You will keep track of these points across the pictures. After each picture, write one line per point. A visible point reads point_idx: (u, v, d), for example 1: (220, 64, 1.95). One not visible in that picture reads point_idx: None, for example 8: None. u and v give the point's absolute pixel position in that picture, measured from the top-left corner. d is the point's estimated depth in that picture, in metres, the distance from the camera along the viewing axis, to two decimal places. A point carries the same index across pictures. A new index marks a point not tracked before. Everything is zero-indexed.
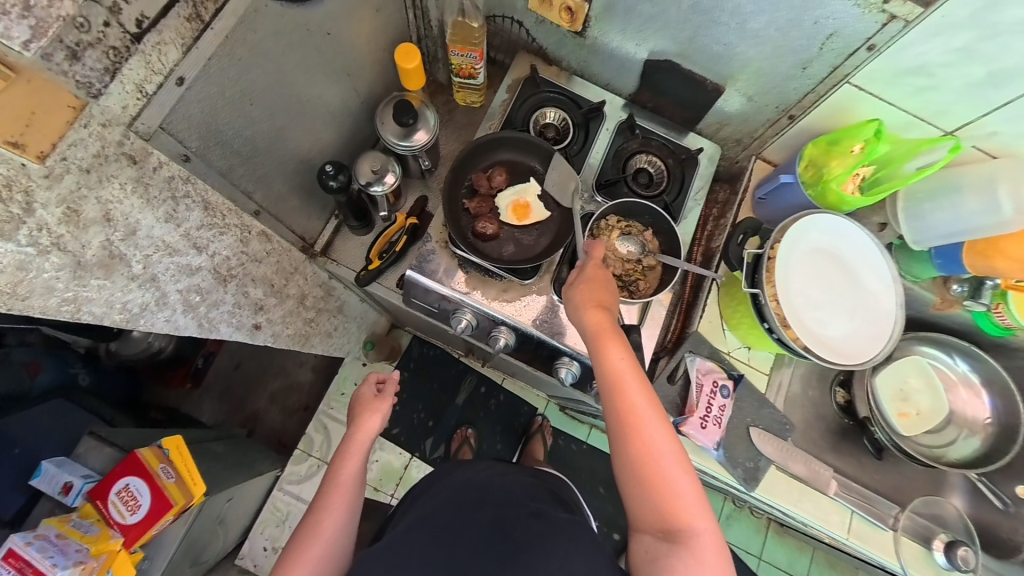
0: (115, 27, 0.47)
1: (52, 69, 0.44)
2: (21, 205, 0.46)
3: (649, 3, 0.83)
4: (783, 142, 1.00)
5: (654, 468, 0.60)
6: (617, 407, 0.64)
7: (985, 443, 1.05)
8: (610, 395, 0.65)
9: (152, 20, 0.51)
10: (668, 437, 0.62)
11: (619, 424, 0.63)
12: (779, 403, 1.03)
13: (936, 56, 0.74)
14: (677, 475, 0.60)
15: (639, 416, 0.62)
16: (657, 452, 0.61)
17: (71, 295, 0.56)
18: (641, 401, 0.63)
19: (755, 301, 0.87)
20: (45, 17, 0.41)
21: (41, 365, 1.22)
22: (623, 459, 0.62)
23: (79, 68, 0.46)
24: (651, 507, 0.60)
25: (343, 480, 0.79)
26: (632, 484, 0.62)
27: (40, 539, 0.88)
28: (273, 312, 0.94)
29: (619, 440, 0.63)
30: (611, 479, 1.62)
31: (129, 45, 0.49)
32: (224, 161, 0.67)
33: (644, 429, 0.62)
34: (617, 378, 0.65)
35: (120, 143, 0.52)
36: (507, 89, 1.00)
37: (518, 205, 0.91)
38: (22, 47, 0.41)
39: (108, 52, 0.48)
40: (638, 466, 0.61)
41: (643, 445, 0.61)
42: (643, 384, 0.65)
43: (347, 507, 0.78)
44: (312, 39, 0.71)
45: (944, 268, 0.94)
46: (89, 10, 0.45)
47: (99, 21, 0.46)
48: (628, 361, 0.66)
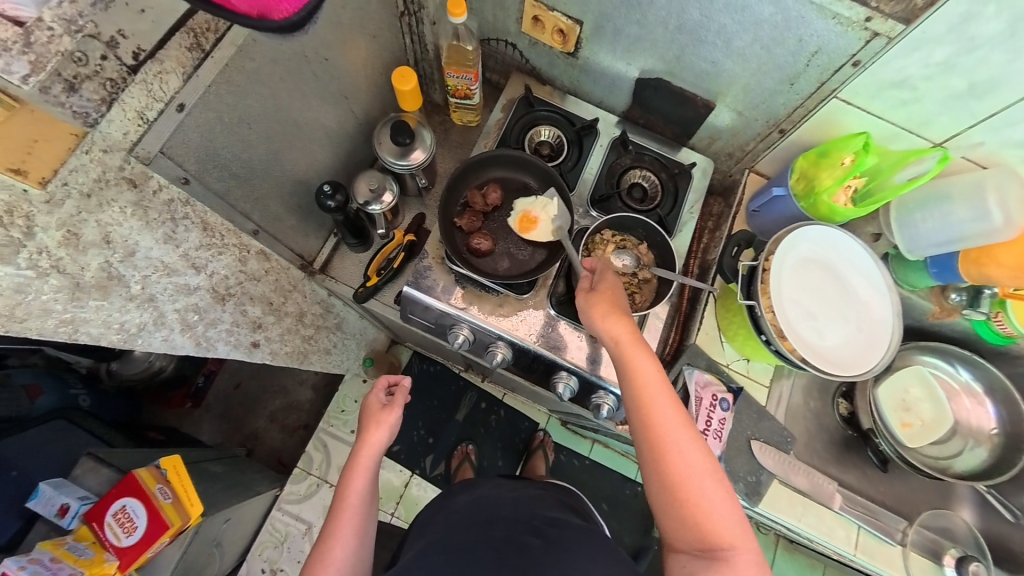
0: (112, 60, 0.50)
1: (48, 101, 0.46)
2: (21, 229, 0.48)
3: (636, 24, 0.85)
4: (774, 155, 1.01)
5: (688, 483, 0.60)
6: (646, 422, 0.63)
7: (991, 454, 1.03)
8: (639, 409, 0.64)
9: (149, 53, 0.53)
10: (700, 450, 0.62)
11: (649, 438, 0.63)
12: (781, 416, 1.02)
13: (917, 70, 0.75)
14: (711, 488, 0.60)
15: (669, 430, 0.62)
16: (691, 467, 0.61)
17: (69, 316, 0.57)
18: (669, 414, 0.63)
19: (751, 312, 0.88)
20: (44, 53, 0.42)
21: (41, 389, 1.23)
22: (655, 475, 0.62)
23: (76, 100, 0.48)
24: (687, 523, 0.59)
25: (349, 503, 0.78)
26: (666, 501, 0.61)
27: (33, 564, 0.86)
28: (270, 329, 0.94)
29: (650, 456, 0.63)
30: (615, 495, 1.60)
31: (126, 77, 0.51)
32: (222, 184, 0.69)
33: (676, 443, 0.62)
34: (644, 392, 0.65)
35: (120, 168, 0.54)
36: (501, 109, 1.02)
37: (526, 217, 0.92)
38: (21, 80, 0.42)
39: (105, 84, 0.50)
40: (671, 481, 0.61)
41: (675, 459, 0.61)
42: (670, 397, 0.64)
43: (356, 531, 0.77)
44: (309, 65, 0.73)
45: (939, 277, 0.95)
46: (88, 45, 0.47)
47: (97, 55, 0.48)
48: (653, 374, 0.66)
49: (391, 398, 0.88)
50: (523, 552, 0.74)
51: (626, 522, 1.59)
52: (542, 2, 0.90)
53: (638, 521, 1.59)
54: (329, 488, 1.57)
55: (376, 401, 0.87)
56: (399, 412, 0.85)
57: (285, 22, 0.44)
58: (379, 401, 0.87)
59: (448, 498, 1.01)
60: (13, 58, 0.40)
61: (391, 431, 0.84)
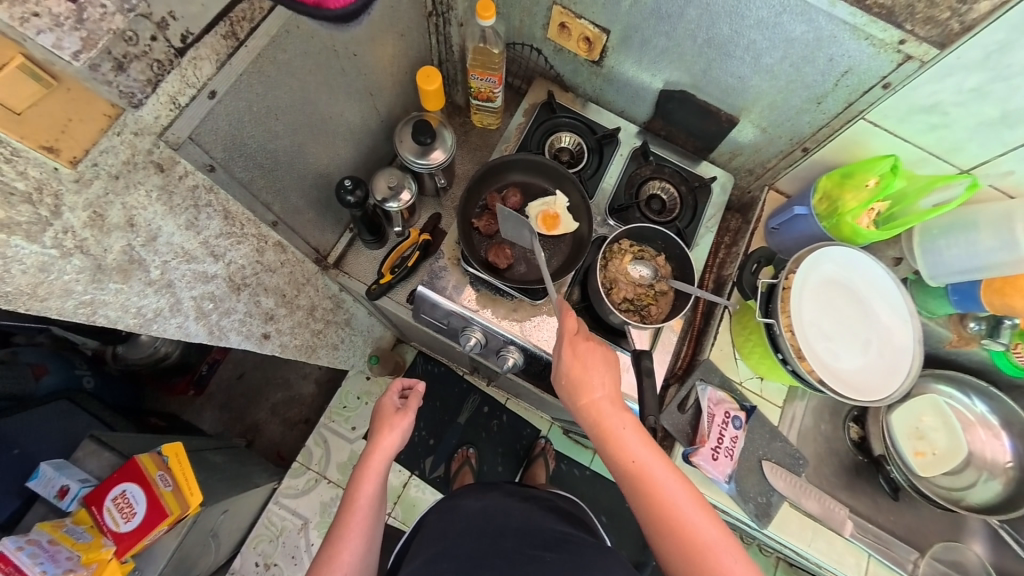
0: (161, 41, 0.49)
1: (96, 79, 0.45)
2: (49, 208, 0.48)
3: (664, 36, 0.85)
4: (796, 173, 1.00)
5: (706, 561, 0.58)
6: (651, 505, 0.61)
7: (1006, 488, 1.01)
8: (641, 492, 0.62)
9: (195, 37, 0.52)
10: (709, 521, 0.60)
11: (656, 522, 0.60)
12: (792, 437, 1.01)
13: (949, 95, 0.74)
14: (730, 559, 0.58)
15: (677, 508, 0.60)
16: (706, 541, 0.58)
17: (89, 297, 0.58)
18: (675, 488, 0.61)
19: (769, 331, 0.87)
20: (96, 30, 0.42)
21: (47, 368, 1.23)
22: (671, 556, 0.60)
23: (123, 78, 0.47)
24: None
25: (359, 505, 0.77)
26: None
27: (32, 545, 0.86)
28: (282, 322, 0.96)
29: (661, 538, 0.60)
30: (614, 507, 1.58)
31: (172, 59, 0.51)
32: (247, 173, 0.69)
33: (683, 520, 0.59)
34: (638, 472, 0.62)
35: (149, 152, 0.54)
36: (523, 114, 1.02)
37: (546, 216, 0.91)
38: (72, 57, 0.42)
39: (151, 64, 0.49)
40: (689, 561, 0.58)
41: (687, 537, 0.59)
42: (667, 469, 0.62)
43: (364, 535, 0.76)
44: (338, 60, 0.73)
45: (960, 304, 0.93)
46: (139, 25, 0.46)
47: (147, 36, 0.47)
48: (643, 449, 0.63)
49: (405, 401, 0.88)
50: (534, 562, 0.75)
51: (625, 536, 1.56)
52: (569, 9, 0.90)
53: (636, 535, 1.57)
54: (327, 484, 1.56)
55: (390, 404, 0.88)
56: (411, 416, 0.86)
57: (340, 12, 0.45)
58: (393, 403, 0.88)
59: (452, 503, 1.00)
60: (65, 33, 0.40)
61: (402, 436, 0.85)
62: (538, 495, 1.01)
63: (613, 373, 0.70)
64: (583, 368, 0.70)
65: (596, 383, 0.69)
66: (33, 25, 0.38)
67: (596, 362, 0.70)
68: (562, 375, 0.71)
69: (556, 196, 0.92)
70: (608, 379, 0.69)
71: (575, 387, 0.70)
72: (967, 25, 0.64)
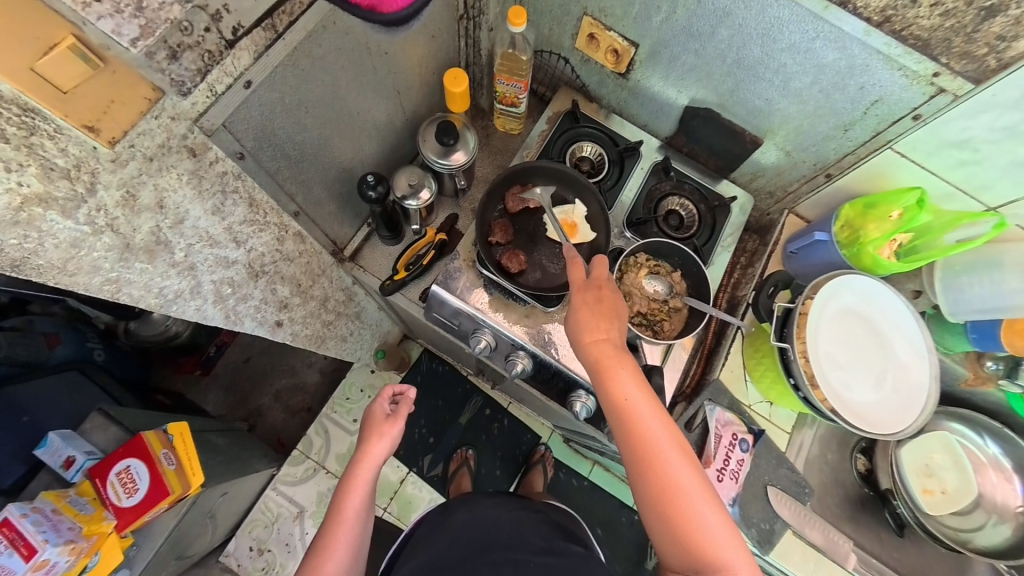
0: (213, 33, 0.50)
1: (151, 66, 0.46)
2: (86, 185, 0.50)
3: (693, 54, 0.85)
4: (817, 199, 1.00)
5: (681, 507, 0.58)
6: (634, 443, 0.61)
7: (1016, 532, 0.99)
8: (625, 427, 0.62)
9: (246, 29, 0.53)
10: (686, 465, 0.60)
11: (639, 463, 0.60)
12: (799, 465, 0.99)
13: (982, 132, 0.73)
14: (702, 505, 0.58)
15: (659, 451, 0.60)
16: (681, 487, 0.58)
17: (115, 275, 0.59)
18: (661, 435, 0.61)
19: (782, 355, 0.86)
20: (153, 19, 0.44)
21: (60, 338, 1.25)
22: (644, 498, 0.60)
23: (175, 68, 0.48)
24: (679, 541, 0.57)
25: (346, 516, 0.81)
26: (656, 523, 0.59)
27: (36, 512, 0.88)
28: (295, 311, 0.97)
29: (639, 479, 0.60)
30: (610, 521, 1.56)
31: (222, 50, 0.51)
32: (274, 162, 0.70)
33: (667, 468, 0.59)
34: (629, 416, 0.62)
35: (184, 136, 0.55)
36: (546, 121, 1.02)
37: (566, 224, 0.91)
38: (129, 44, 0.43)
39: (203, 54, 0.50)
40: (662, 503, 0.58)
41: (666, 484, 0.59)
42: (658, 415, 0.62)
43: (349, 546, 0.80)
44: (371, 58, 0.74)
45: (979, 343, 0.91)
46: (194, 16, 0.47)
47: (201, 27, 0.48)
48: (639, 395, 0.62)
49: (395, 409, 0.90)
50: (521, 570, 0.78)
51: (620, 550, 1.55)
52: (600, 21, 0.90)
53: (631, 551, 1.55)
54: (325, 474, 1.57)
55: (380, 411, 0.89)
56: (401, 424, 0.88)
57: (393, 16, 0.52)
58: (384, 410, 0.90)
59: (444, 516, 0.99)
60: (124, 20, 0.42)
61: (391, 443, 0.87)
62: (534, 505, 1.01)
63: (619, 320, 0.69)
64: (589, 311, 0.69)
65: (602, 324, 0.68)
66: (95, 11, 0.40)
67: (603, 306, 0.69)
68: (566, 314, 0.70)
69: (576, 205, 0.92)
70: (614, 324, 0.68)
71: (578, 327, 0.68)
72: (1005, 63, 0.63)
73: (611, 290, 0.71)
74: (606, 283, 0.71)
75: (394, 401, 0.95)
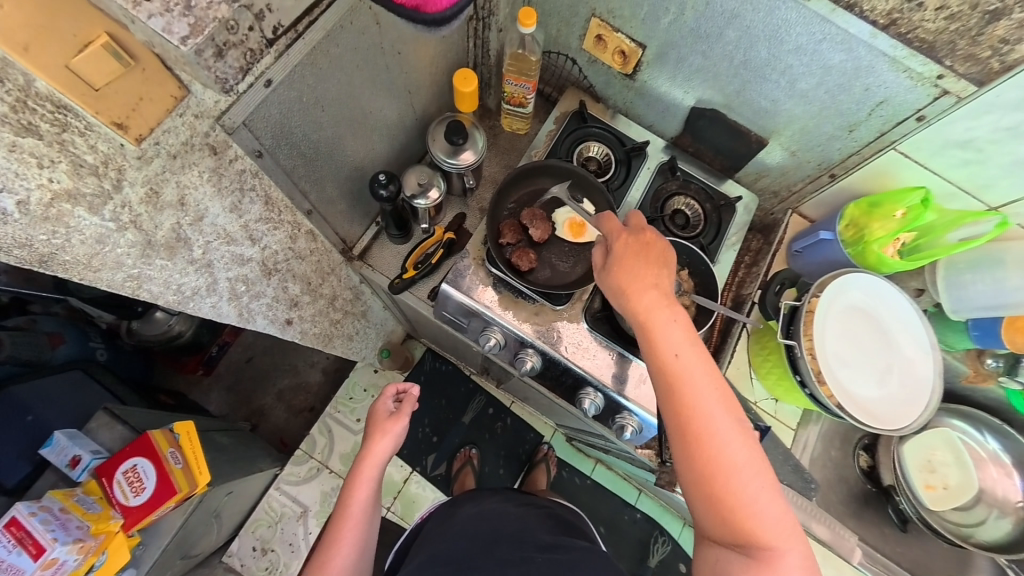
0: (257, 31, 0.51)
1: (199, 63, 0.46)
2: (112, 181, 0.50)
3: (701, 55, 0.86)
4: (821, 199, 1.01)
5: (728, 476, 0.56)
6: (681, 404, 0.59)
7: (1016, 527, 1.01)
8: (672, 384, 0.60)
9: (286, 27, 0.54)
10: (736, 429, 0.58)
11: (685, 424, 0.58)
12: (803, 461, 1.01)
13: (985, 132, 0.75)
14: (751, 475, 0.56)
15: (708, 411, 0.58)
16: (729, 454, 0.56)
17: (136, 272, 0.60)
18: (712, 395, 0.59)
19: (789, 352, 0.87)
20: (202, 17, 0.43)
21: (63, 338, 1.25)
22: (686, 459, 0.58)
23: (221, 65, 0.48)
24: (721, 509, 0.56)
25: (351, 512, 0.81)
26: (696, 487, 0.57)
27: (44, 511, 0.88)
28: (305, 309, 0.97)
29: (684, 443, 0.58)
30: (614, 518, 1.58)
31: (263, 48, 0.53)
32: (290, 161, 0.70)
33: (717, 435, 0.57)
34: (677, 376, 0.60)
35: (206, 134, 0.55)
36: (554, 121, 1.03)
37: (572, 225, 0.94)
38: (180, 42, 0.42)
39: (246, 53, 0.50)
40: (705, 466, 0.57)
41: (712, 446, 0.57)
42: (710, 376, 0.60)
43: (355, 542, 0.80)
44: (384, 58, 0.75)
45: (980, 340, 0.93)
46: (240, 15, 0.48)
47: (245, 26, 0.49)
48: (688, 354, 0.60)
49: (398, 407, 0.90)
50: (527, 564, 0.79)
51: (624, 549, 1.55)
52: (608, 22, 0.91)
53: (635, 549, 1.56)
54: (330, 473, 1.57)
55: (382, 410, 0.90)
56: (404, 421, 0.89)
57: (435, 15, 0.51)
58: (387, 409, 0.91)
59: (451, 510, 1.02)
60: (174, 19, 0.42)
61: (395, 440, 0.88)
62: (538, 502, 1.01)
63: (667, 274, 0.67)
64: (635, 263, 0.67)
65: (649, 275, 0.66)
66: (147, 10, 0.41)
67: (648, 257, 0.68)
68: (608, 265, 0.69)
69: (585, 205, 0.93)
70: (661, 277, 0.66)
71: (622, 277, 0.66)
72: (1008, 65, 0.64)
73: (656, 243, 0.69)
74: (653, 236, 0.70)
75: (396, 401, 0.96)
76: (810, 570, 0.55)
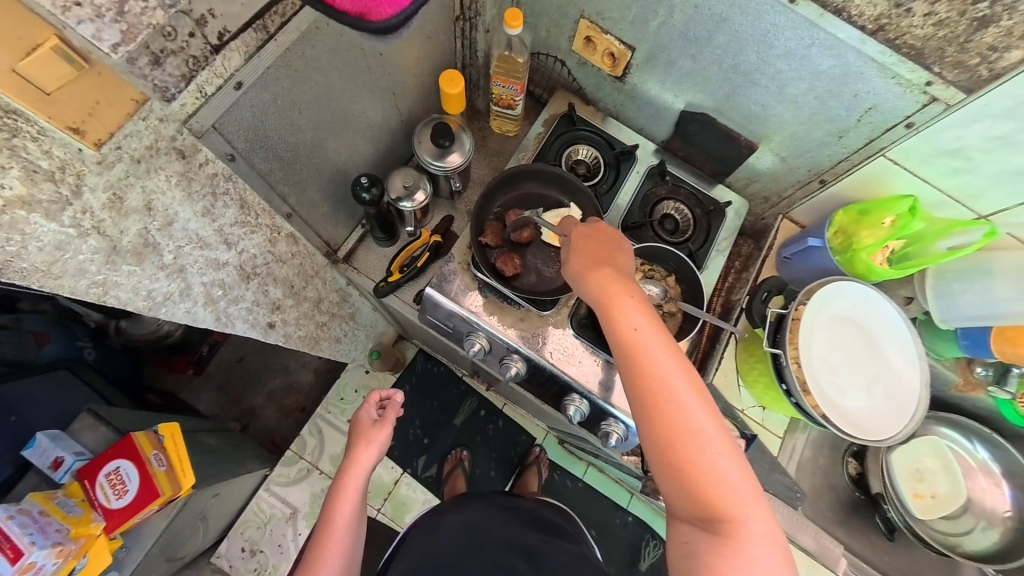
0: (198, 38, 0.49)
1: (134, 72, 0.46)
2: (71, 187, 0.49)
3: (691, 58, 0.85)
4: (812, 205, 1.00)
5: (690, 448, 0.55)
6: (640, 379, 0.58)
7: (1004, 537, 1.00)
8: (631, 358, 0.59)
9: (232, 35, 0.52)
10: (697, 401, 0.57)
11: (644, 397, 0.58)
12: (791, 469, 1.00)
13: (974, 141, 0.74)
14: (713, 446, 0.55)
15: (668, 384, 0.58)
16: (690, 425, 0.56)
17: (102, 278, 0.59)
18: (671, 367, 0.59)
19: (775, 361, 0.86)
20: (136, 24, 0.43)
21: (49, 337, 1.24)
22: (649, 434, 0.57)
23: (159, 73, 0.48)
24: (685, 484, 0.55)
25: (337, 525, 0.80)
26: (660, 463, 0.56)
27: (23, 514, 0.87)
28: (289, 313, 0.96)
29: (644, 417, 0.58)
30: (605, 522, 1.57)
31: (207, 55, 0.51)
32: (266, 163, 0.69)
33: (676, 405, 0.57)
34: (636, 350, 0.60)
35: (173, 138, 0.54)
36: (543, 123, 1.01)
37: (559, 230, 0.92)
38: (110, 49, 0.43)
39: (187, 60, 0.49)
40: (667, 441, 0.56)
41: (673, 419, 0.56)
42: (669, 349, 0.60)
43: (341, 555, 0.79)
44: (365, 60, 0.73)
45: (971, 349, 0.92)
46: (178, 21, 0.47)
47: (185, 32, 0.48)
48: (647, 328, 0.61)
49: (382, 415, 0.90)
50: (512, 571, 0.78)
51: (614, 552, 1.55)
52: (597, 24, 0.90)
53: (625, 553, 1.55)
54: (319, 475, 1.56)
55: (367, 418, 0.90)
56: (389, 429, 0.88)
57: (381, 24, 0.49)
58: (371, 417, 0.90)
59: (436, 518, 1.00)
60: (105, 26, 0.41)
61: (380, 449, 0.87)
62: (522, 505, 1.00)
63: (622, 255, 0.68)
64: (589, 248, 0.69)
65: (604, 256, 0.67)
66: (74, 15, 0.39)
67: (602, 242, 0.70)
68: (566, 250, 0.70)
69: (570, 209, 0.91)
70: (617, 259, 0.68)
71: (580, 260, 0.67)
72: (997, 73, 0.63)
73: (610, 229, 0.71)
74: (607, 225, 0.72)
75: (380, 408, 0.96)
76: (777, 543, 0.54)
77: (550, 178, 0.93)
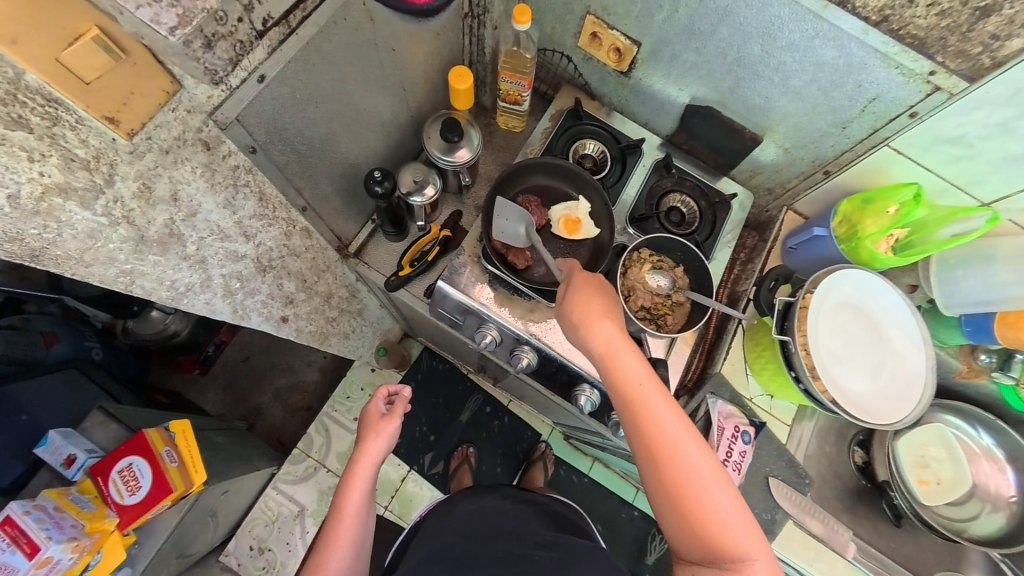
0: (245, 23, 0.52)
1: (187, 55, 0.47)
2: (104, 176, 0.50)
3: (695, 52, 0.86)
4: (815, 196, 1.02)
5: (694, 493, 0.56)
6: (643, 429, 0.59)
7: (1009, 521, 1.02)
8: (633, 410, 0.61)
9: (275, 19, 0.55)
10: (697, 447, 0.58)
11: (648, 448, 0.59)
12: (798, 457, 1.02)
13: (976, 128, 0.75)
14: (714, 490, 0.57)
15: (669, 433, 0.59)
16: (692, 471, 0.57)
17: (128, 267, 0.60)
18: (670, 416, 0.60)
19: (783, 347, 0.88)
20: (191, 8, 0.44)
21: (57, 337, 1.24)
22: (654, 482, 0.58)
23: (209, 56, 0.49)
24: (692, 528, 0.56)
25: (347, 513, 0.81)
26: (667, 509, 0.58)
27: (38, 510, 0.87)
28: (300, 307, 0.97)
29: (649, 467, 0.59)
30: (611, 517, 1.58)
31: (252, 40, 0.54)
32: (284, 157, 0.70)
33: (680, 456, 0.58)
34: (637, 401, 0.61)
35: (198, 129, 0.55)
36: (549, 118, 1.03)
37: (568, 221, 0.92)
38: (167, 32, 0.43)
39: (235, 45, 0.52)
40: (672, 488, 0.57)
41: (675, 466, 0.57)
42: (667, 398, 0.61)
43: (351, 544, 0.80)
44: (378, 54, 0.75)
45: (973, 336, 0.94)
46: (229, 6, 0.49)
47: (235, 17, 0.50)
48: (645, 379, 0.62)
49: (391, 407, 0.91)
50: (524, 563, 0.78)
51: (619, 547, 1.56)
52: (603, 19, 0.91)
53: (631, 547, 1.56)
54: (327, 473, 1.57)
55: (375, 410, 0.91)
56: (398, 421, 0.89)
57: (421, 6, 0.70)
58: (379, 409, 0.91)
59: (448, 508, 1.02)
60: (162, 9, 0.43)
61: (389, 441, 0.88)
62: (535, 499, 1.02)
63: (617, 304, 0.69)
64: (592, 298, 0.68)
65: (601, 307, 0.67)
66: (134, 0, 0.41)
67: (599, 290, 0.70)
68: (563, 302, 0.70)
69: (580, 202, 0.93)
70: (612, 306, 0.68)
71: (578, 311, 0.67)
72: (999, 61, 0.65)
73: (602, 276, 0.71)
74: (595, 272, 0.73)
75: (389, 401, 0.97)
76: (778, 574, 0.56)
77: (557, 170, 0.94)
